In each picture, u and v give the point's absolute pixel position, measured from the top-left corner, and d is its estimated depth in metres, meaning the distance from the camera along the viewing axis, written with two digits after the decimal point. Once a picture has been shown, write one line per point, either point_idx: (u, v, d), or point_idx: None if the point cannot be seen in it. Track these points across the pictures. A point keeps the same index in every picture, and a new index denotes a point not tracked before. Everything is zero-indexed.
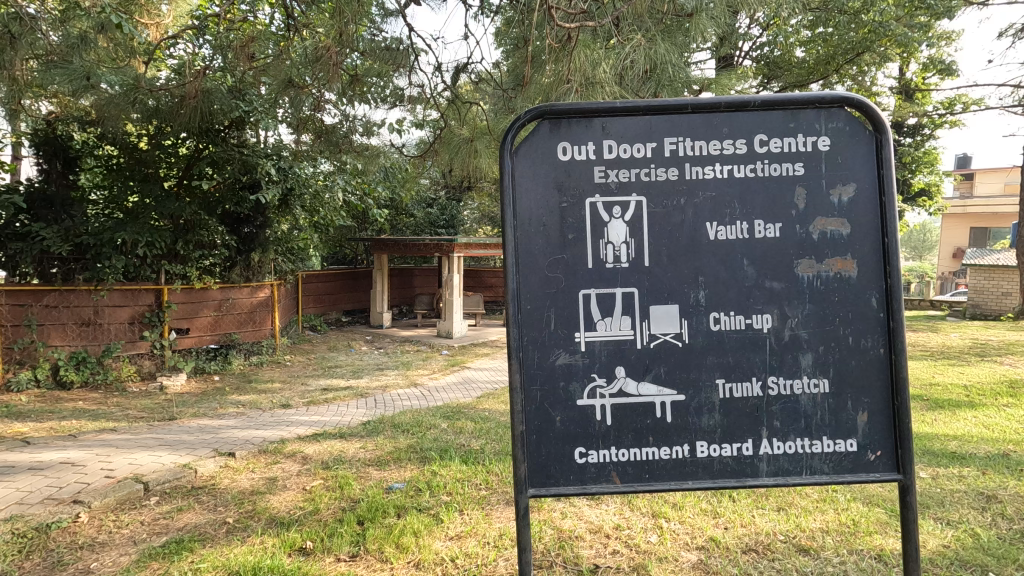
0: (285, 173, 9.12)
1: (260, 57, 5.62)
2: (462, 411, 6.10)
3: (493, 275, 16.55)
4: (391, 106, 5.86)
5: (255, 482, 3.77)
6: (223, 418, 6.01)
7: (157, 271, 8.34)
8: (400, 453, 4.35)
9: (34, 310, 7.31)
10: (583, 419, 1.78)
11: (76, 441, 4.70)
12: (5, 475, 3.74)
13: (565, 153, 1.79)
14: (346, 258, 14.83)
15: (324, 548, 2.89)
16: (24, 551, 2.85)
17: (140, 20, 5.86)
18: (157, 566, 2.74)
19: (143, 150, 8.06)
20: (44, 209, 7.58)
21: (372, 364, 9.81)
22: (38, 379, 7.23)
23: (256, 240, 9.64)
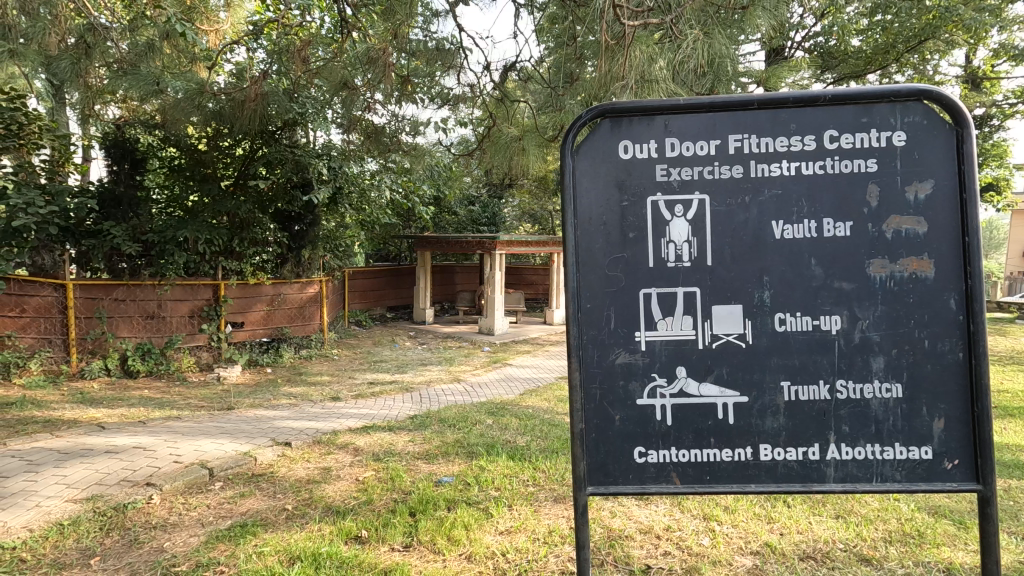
0: (335, 172, 9.24)
1: (314, 61, 5.78)
2: (507, 407, 6.14)
3: (534, 272, 16.61)
4: (438, 106, 5.94)
5: (311, 472, 3.91)
6: (277, 409, 6.24)
7: (215, 267, 8.71)
8: (448, 448, 4.42)
9: (104, 303, 7.75)
10: (643, 419, 1.77)
11: (145, 428, 4.98)
12: (85, 457, 4.00)
13: (626, 152, 1.78)
14: (390, 255, 15.16)
15: (379, 538, 2.98)
16: (105, 528, 3.04)
17: (200, 27, 6.15)
18: (224, 548, 2.88)
19: (202, 151, 8.44)
20: (113, 209, 8.04)
21: (416, 359, 10.00)
22: (109, 368, 7.68)
23: (306, 238, 9.99)
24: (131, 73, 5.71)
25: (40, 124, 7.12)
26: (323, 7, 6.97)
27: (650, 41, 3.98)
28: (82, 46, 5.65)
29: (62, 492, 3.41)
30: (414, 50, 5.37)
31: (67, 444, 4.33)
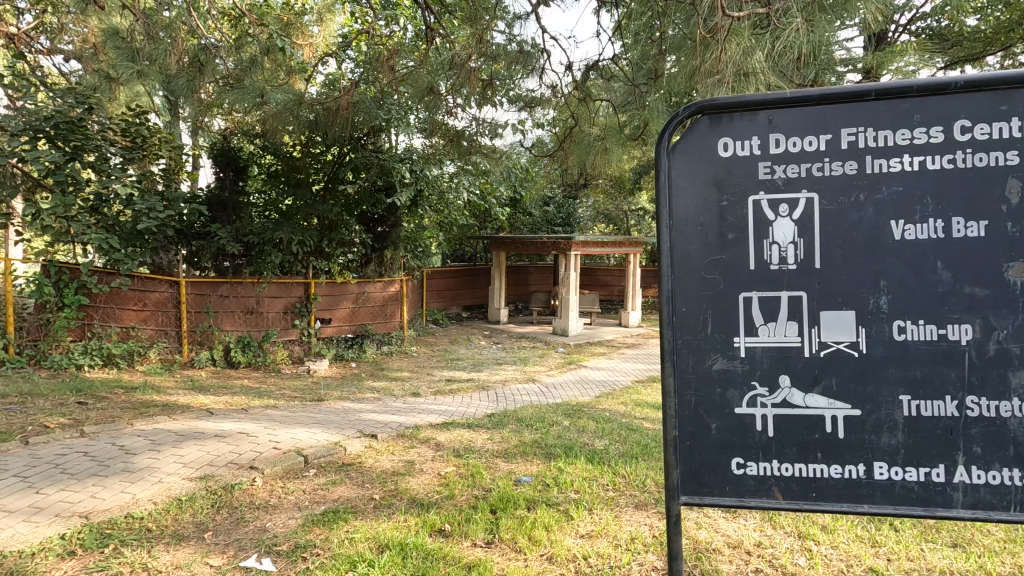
0: (416, 176, 9.65)
1: (401, 69, 5.97)
2: (583, 409, 6.09)
3: (608, 273, 16.39)
4: (517, 108, 6.00)
5: (395, 464, 4.07)
6: (362, 402, 6.55)
7: (306, 266, 9.31)
8: (526, 447, 4.45)
9: (211, 299, 8.47)
10: (742, 429, 1.69)
11: (246, 415, 5.39)
12: (198, 439, 4.39)
13: (726, 149, 1.70)
14: (466, 255, 15.49)
15: (461, 533, 3.04)
16: (216, 505, 3.32)
17: (296, 41, 6.61)
18: (319, 531, 3.06)
19: (296, 158, 9.02)
20: (219, 212, 8.67)
21: (491, 358, 10.16)
22: (214, 358, 8.37)
23: (388, 239, 10.26)
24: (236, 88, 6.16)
25: (160, 137, 7.97)
26: (407, 17, 7.24)
27: (745, 33, 3.80)
28: (196, 64, 6.20)
29: (180, 470, 3.76)
30: (495, 53, 5.46)
31: (183, 427, 4.77)
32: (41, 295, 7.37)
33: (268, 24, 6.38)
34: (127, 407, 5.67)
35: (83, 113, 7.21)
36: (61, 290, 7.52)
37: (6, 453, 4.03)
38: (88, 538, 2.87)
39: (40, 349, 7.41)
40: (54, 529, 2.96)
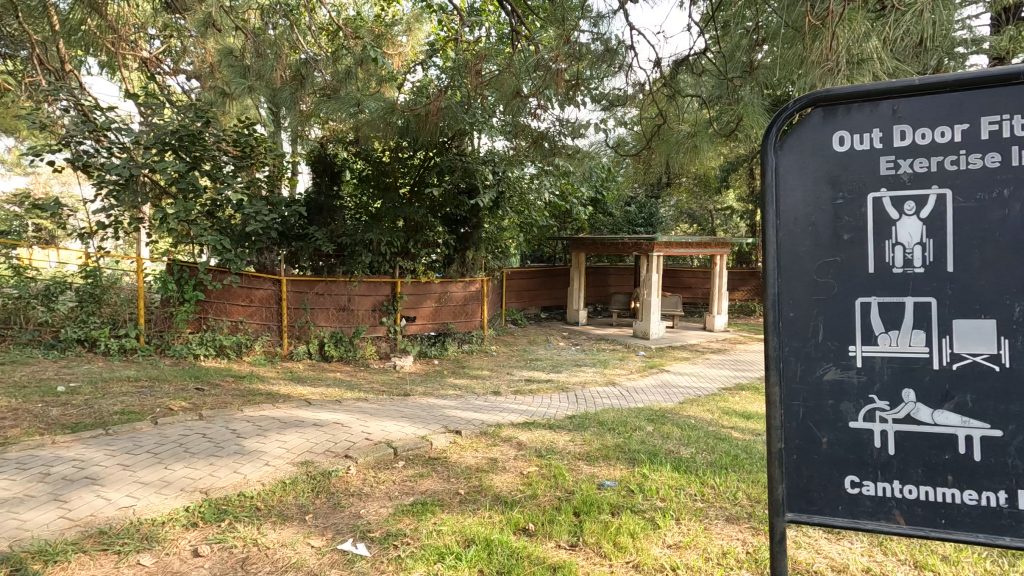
0: (499, 178, 9.86)
1: (486, 73, 6.10)
2: (667, 415, 5.91)
3: (691, 275, 15.79)
4: (599, 107, 5.94)
5: (479, 460, 4.16)
6: (445, 399, 6.74)
7: (394, 266, 9.69)
8: (608, 451, 4.38)
9: (308, 296, 9.05)
10: (858, 445, 1.57)
11: (340, 406, 5.72)
12: (299, 427, 4.72)
13: (842, 143, 1.58)
14: (545, 256, 15.53)
15: (545, 533, 3.05)
16: (315, 490, 3.55)
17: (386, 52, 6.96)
18: (408, 521, 3.18)
19: (385, 163, 9.48)
20: (317, 215, 9.33)
21: (570, 359, 10.12)
22: (310, 352, 8.96)
23: (471, 240, 10.55)
24: (333, 98, 6.54)
25: (265, 146, 8.67)
26: (492, 22, 7.34)
27: (858, 17, 3.53)
28: (297, 78, 6.64)
29: (284, 455, 4.05)
30: (580, 53, 5.44)
31: (285, 414, 5.15)
32: (166, 290, 8.19)
33: (362, 37, 6.74)
34: (237, 395, 6.19)
35: (201, 126, 7.94)
36: (182, 286, 8.34)
37: (140, 431, 4.53)
38: (208, 512, 3.16)
39: (165, 339, 8.29)
40: (179, 502, 3.29)
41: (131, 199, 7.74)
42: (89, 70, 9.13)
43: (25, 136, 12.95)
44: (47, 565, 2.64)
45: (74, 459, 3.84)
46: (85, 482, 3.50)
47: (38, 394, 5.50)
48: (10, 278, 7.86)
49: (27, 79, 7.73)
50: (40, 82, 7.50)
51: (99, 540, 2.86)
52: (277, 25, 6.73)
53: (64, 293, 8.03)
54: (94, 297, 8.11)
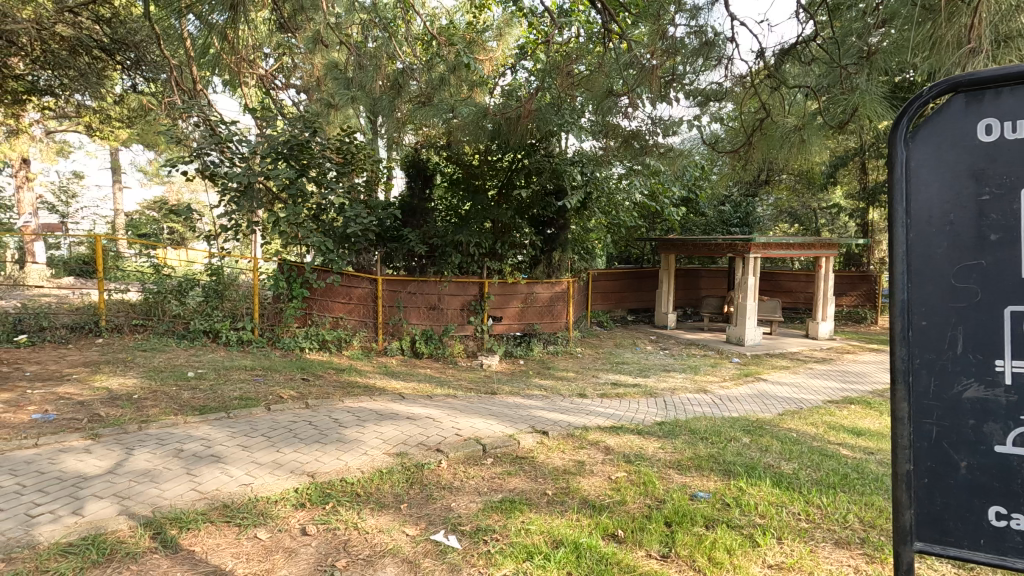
0: (586, 178, 9.90)
1: (577, 73, 6.12)
2: (765, 427, 5.57)
3: (792, 278, 14.78)
4: (693, 105, 5.73)
5: (566, 462, 4.15)
6: (532, 398, 6.81)
7: (481, 267, 9.93)
8: (701, 461, 4.20)
9: (401, 295, 9.44)
10: (1004, 471, 1.40)
11: (431, 401, 5.94)
12: (394, 419, 4.96)
13: (989, 133, 1.39)
14: (632, 258, 15.20)
15: (635, 541, 2.98)
16: (410, 480, 3.71)
17: (478, 58, 7.19)
18: (497, 518, 3.23)
19: (475, 166, 9.76)
20: (410, 217, 9.90)
21: (659, 364, 9.83)
22: (402, 348, 9.37)
23: (557, 240, 10.63)
24: (427, 106, 6.78)
25: (364, 153, 9.24)
26: (582, 22, 7.27)
27: None
28: (395, 87, 6.94)
29: (381, 445, 4.27)
30: (670, 48, 5.29)
31: (381, 407, 5.42)
32: (276, 287, 8.99)
33: (454, 44, 6.95)
34: (338, 386, 6.63)
35: (309, 136, 8.60)
36: (291, 284, 9.11)
37: (256, 416, 4.96)
38: (314, 494, 3.40)
39: (276, 332, 9.02)
40: (289, 483, 3.56)
41: (248, 205, 8.53)
42: (215, 89, 10.15)
43: (163, 149, 14.63)
44: (181, 531, 2.96)
45: (202, 439, 4.28)
46: (212, 459, 3.89)
47: (173, 379, 6.20)
48: (150, 274, 8.84)
49: (166, 99, 8.70)
50: (176, 101, 8.42)
51: (223, 513, 3.16)
52: (375, 38, 7.01)
53: (192, 288, 8.94)
54: (217, 293, 8.98)
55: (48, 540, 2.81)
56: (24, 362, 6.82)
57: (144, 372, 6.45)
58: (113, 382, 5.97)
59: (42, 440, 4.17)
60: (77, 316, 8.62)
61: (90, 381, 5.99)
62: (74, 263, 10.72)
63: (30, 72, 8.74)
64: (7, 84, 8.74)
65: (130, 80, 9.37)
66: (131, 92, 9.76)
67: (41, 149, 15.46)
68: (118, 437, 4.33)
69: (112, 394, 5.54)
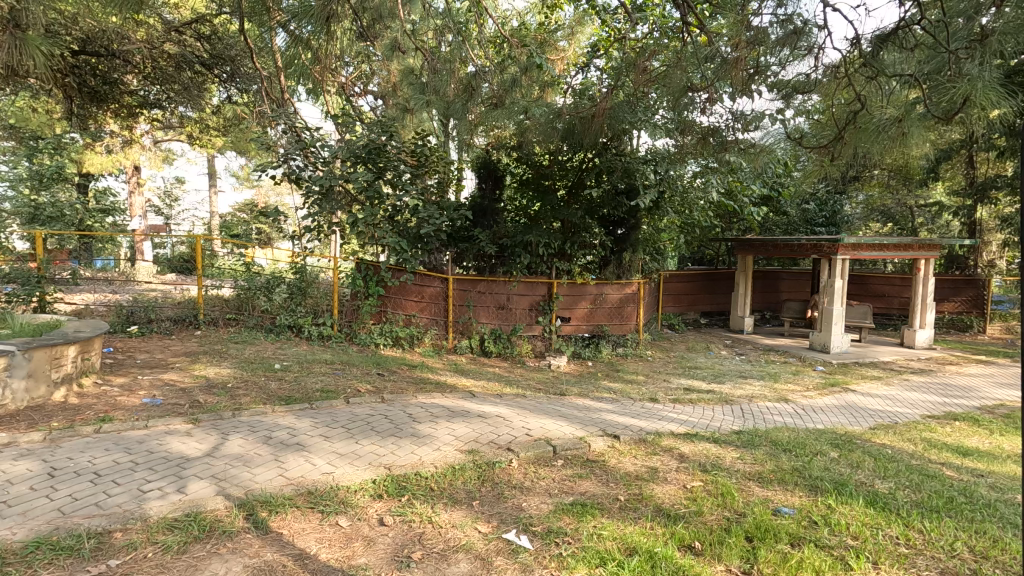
0: (660, 177, 9.86)
1: (655, 69, 5.97)
2: (855, 441, 5.18)
3: (884, 282, 13.72)
4: (777, 97, 5.41)
5: (639, 468, 4.04)
6: (601, 401, 6.72)
7: (551, 267, 10.03)
8: (784, 474, 3.97)
9: (472, 294, 9.58)
10: None
11: (501, 400, 6.01)
12: (465, 416, 5.04)
13: None
14: (706, 258, 14.67)
15: (714, 554, 2.86)
16: (482, 477, 3.76)
17: (551, 58, 7.13)
18: (569, 520, 3.21)
19: (545, 166, 9.71)
20: (481, 218, 9.80)
21: (734, 370, 9.41)
22: (472, 346, 9.54)
23: (628, 241, 10.28)
24: (500, 108, 6.79)
25: (437, 155, 9.43)
26: (657, 17, 7.10)
27: None
28: (467, 89, 6.82)
29: (453, 442, 4.36)
30: (753, 39, 5.02)
31: (453, 404, 5.54)
32: (355, 286, 9.35)
33: (528, 45, 6.93)
34: (411, 382, 6.83)
35: (386, 140, 8.94)
36: (368, 284, 9.42)
37: (335, 408, 5.21)
38: (391, 487, 3.52)
39: (353, 328, 9.43)
40: (368, 474, 3.70)
41: (329, 208, 8.99)
42: (301, 97, 10.74)
43: (254, 155, 15.69)
44: (271, 514, 3.15)
45: (287, 427, 4.54)
46: (297, 448, 4.11)
47: (262, 370, 6.63)
48: (241, 272, 9.48)
49: (257, 108, 9.29)
50: (266, 110, 8.97)
51: (308, 499, 3.34)
52: (448, 42, 6.90)
53: (279, 285, 9.50)
54: (301, 290, 9.52)
55: (157, 514, 3.08)
56: (137, 350, 7.54)
57: (237, 363, 6.94)
58: (210, 371, 6.47)
59: (151, 422, 4.57)
60: (180, 309, 9.40)
61: (191, 369, 6.53)
62: (177, 262, 11.71)
63: (142, 87, 9.52)
64: (122, 99, 9.51)
65: (226, 92, 10.08)
66: (227, 103, 10.50)
67: (150, 157, 17.01)
68: (214, 422, 4.67)
69: (209, 382, 6.01)
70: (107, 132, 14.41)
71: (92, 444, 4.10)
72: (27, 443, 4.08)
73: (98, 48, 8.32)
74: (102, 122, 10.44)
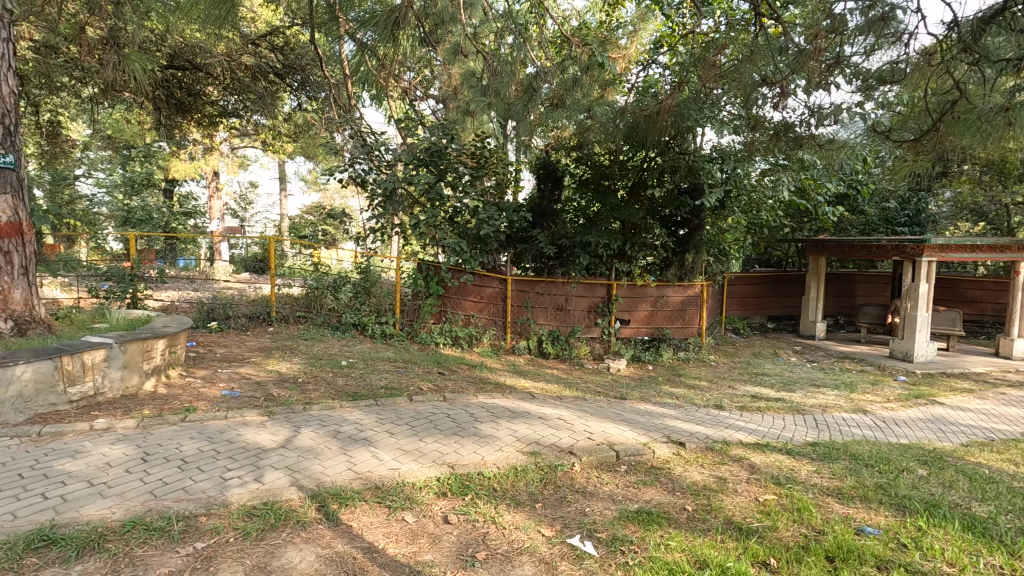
0: (728, 176, 9.47)
1: (723, 64, 5.76)
2: (946, 459, 4.79)
3: (976, 286, 12.64)
4: (858, 89, 5.08)
5: (706, 478, 3.90)
6: (663, 406, 6.55)
7: (610, 268, 9.82)
8: (867, 491, 3.71)
9: (530, 295, 9.57)
10: None
11: (561, 402, 5.97)
12: (526, 417, 5.04)
13: None
14: (773, 260, 14.05)
15: (792, 573, 2.71)
16: (544, 480, 3.74)
17: (613, 55, 7.02)
18: (634, 528, 3.13)
19: (606, 167, 9.61)
20: (540, 219, 9.84)
21: (806, 378, 8.93)
22: (530, 348, 9.53)
23: (691, 241, 10.04)
24: (561, 108, 6.72)
25: (497, 156, 9.51)
26: (724, 10, 6.87)
27: None
28: (529, 91, 6.87)
29: (514, 443, 4.36)
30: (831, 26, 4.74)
31: (513, 405, 5.56)
32: (416, 286, 9.49)
33: (590, 44, 6.86)
34: (471, 381, 6.91)
35: (447, 142, 9.10)
36: (428, 283, 9.56)
37: (399, 405, 5.33)
38: (455, 485, 3.56)
39: (414, 328, 9.65)
40: (432, 472, 3.76)
41: (392, 210, 9.22)
42: (367, 103, 11.12)
43: (322, 160, 16.36)
44: (342, 507, 3.25)
45: (355, 423, 4.68)
46: (364, 443, 4.24)
47: (330, 366, 6.90)
48: (310, 272, 9.91)
49: (325, 115, 9.68)
50: (335, 116, 9.34)
51: (375, 493, 3.43)
52: (509, 44, 6.70)
53: (344, 285, 9.82)
54: (365, 290, 9.82)
55: (237, 501, 3.25)
56: (216, 345, 8.02)
57: (307, 359, 7.26)
58: (282, 366, 6.79)
59: (230, 414, 4.84)
60: (254, 307, 9.93)
61: (265, 364, 6.88)
62: (252, 262, 12.37)
63: (222, 97, 10.13)
64: (205, 109, 10.17)
65: (297, 100, 10.58)
66: (298, 111, 11.03)
67: (228, 163, 18.10)
68: (287, 415, 4.89)
69: (282, 376, 6.31)
70: (190, 141, 15.42)
71: (179, 432, 4.38)
72: (123, 429, 4.42)
73: (184, 62, 9.00)
74: (186, 132, 11.19)
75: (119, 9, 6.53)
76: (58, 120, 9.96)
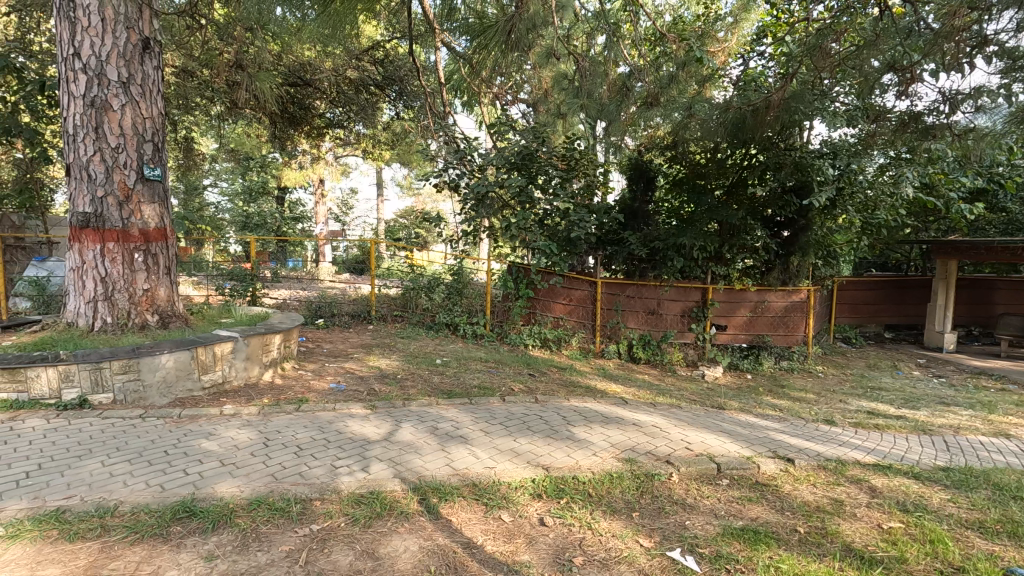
0: (840, 172, 8.72)
1: (836, 54, 5.40)
2: None
3: None
4: (1003, 71, 4.51)
5: (819, 498, 3.61)
6: (765, 418, 6.17)
7: (706, 271, 9.38)
8: (1017, 527, 3.26)
9: (620, 298, 9.41)
10: None
11: (656, 409, 5.81)
12: (621, 423, 4.96)
13: None
14: (892, 263, 12.78)
15: None
16: (640, 488, 3.65)
17: (711, 49, 6.74)
18: (740, 547, 2.97)
19: (702, 166, 9.18)
20: (631, 220, 9.64)
21: (933, 394, 8.03)
22: (620, 352, 9.34)
23: (797, 244, 9.28)
24: (656, 107, 6.55)
25: (587, 158, 9.46)
26: None
27: None
28: (622, 90, 6.79)
29: (609, 448, 4.30)
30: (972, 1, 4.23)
31: (605, 409, 5.48)
32: (506, 287, 9.71)
33: (687, 38, 6.62)
34: (561, 384, 6.90)
35: (538, 145, 9.16)
36: (518, 284, 9.78)
37: (493, 405, 5.43)
38: (550, 488, 3.56)
39: (504, 328, 9.81)
40: (528, 472, 3.79)
41: (483, 213, 9.41)
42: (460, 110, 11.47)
43: (416, 166, 17.04)
44: (441, 501, 3.37)
45: (452, 420, 4.83)
46: (461, 440, 4.36)
47: (426, 364, 7.18)
48: (407, 273, 10.36)
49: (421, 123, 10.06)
50: (430, 123, 9.72)
51: (472, 491, 3.52)
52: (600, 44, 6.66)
53: (438, 285, 10.18)
54: (458, 290, 10.13)
55: (347, 489, 3.46)
56: (323, 340, 8.61)
57: (405, 356, 7.61)
58: (382, 362, 7.16)
59: (338, 406, 5.18)
60: (356, 305, 10.57)
61: (367, 360, 7.30)
62: (353, 263, 13.14)
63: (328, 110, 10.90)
64: (314, 122, 10.95)
65: (394, 108, 11.21)
66: (396, 119, 11.62)
67: (333, 172, 19.43)
68: (388, 409, 5.15)
69: (383, 372, 6.66)
70: (300, 150, 16.62)
71: (293, 421, 4.75)
72: (247, 415, 4.86)
73: (297, 79, 9.78)
74: (297, 144, 12.14)
75: (246, 35, 7.24)
76: (192, 136, 11.16)
